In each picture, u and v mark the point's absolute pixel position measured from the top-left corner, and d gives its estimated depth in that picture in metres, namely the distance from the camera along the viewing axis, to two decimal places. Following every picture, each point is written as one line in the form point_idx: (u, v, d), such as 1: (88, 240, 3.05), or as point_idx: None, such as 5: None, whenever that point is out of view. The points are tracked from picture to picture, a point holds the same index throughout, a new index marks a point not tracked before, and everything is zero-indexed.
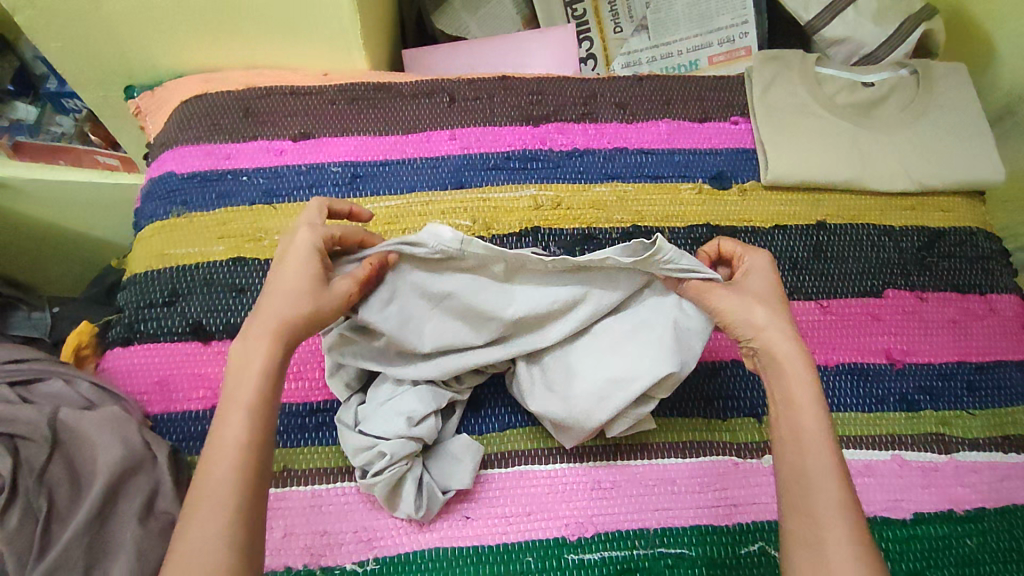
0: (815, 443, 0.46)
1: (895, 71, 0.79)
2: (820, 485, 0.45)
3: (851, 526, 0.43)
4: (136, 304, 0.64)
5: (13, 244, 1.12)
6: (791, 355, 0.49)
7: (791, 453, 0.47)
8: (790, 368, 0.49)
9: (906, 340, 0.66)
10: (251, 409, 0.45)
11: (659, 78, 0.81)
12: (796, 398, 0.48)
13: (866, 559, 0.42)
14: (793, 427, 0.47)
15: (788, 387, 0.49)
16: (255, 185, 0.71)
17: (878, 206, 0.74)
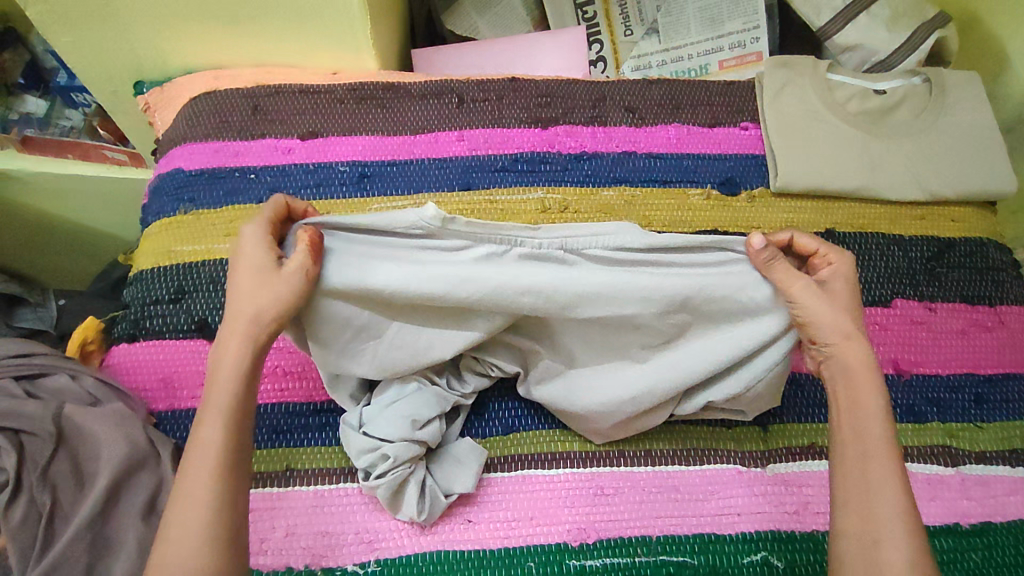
0: (879, 448, 0.48)
1: (907, 80, 0.78)
2: (880, 488, 0.47)
3: (907, 529, 0.46)
4: (142, 300, 0.64)
5: (19, 236, 1.12)
6: (865, 364, 0.50)
7: (853, 466, 0.48)
8: (862, 379, 0.50)
9: (914, 351, 0.66)
10: (225, 414, 0.46)
11: (669, 83, 0.80)
12: (865, 411, 0.50)
13: (918, 563, 0.45)
14: (858, 430, 0.49)
15: (856, 398, 0.50)
16: (263, 184, 0.71)
17: (888, 215, 0.73)
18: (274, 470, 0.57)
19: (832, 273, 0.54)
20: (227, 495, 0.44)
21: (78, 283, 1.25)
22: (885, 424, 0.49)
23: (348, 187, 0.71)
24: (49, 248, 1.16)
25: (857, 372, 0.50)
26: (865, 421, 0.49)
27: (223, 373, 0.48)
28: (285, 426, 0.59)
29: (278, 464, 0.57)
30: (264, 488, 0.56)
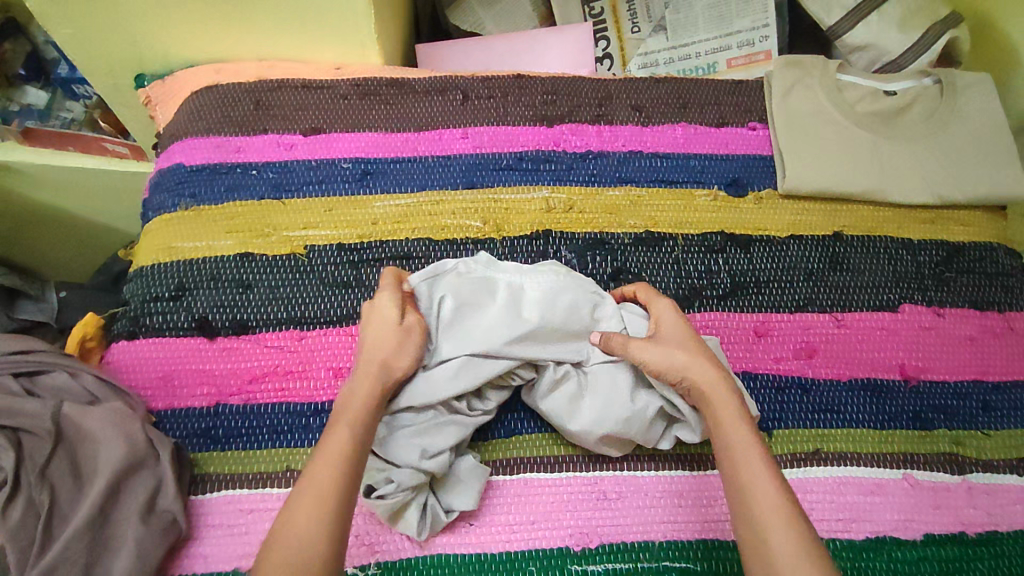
0: (748, 457, 0.48)
1: (918, 80, 0.77)
2: (761, 495, 0.46)
3: (795, 531, 0.44)
4: (142, 297, 0.64)
5: (20, 228, 1.12)
6: (713, 382, 0.52)
7: (732, 477, 0.48)
8: (717, 398, 0.52)
9: (921, 357, 0.65)
10: (356, 425, 0.49)
11: (676, 81, 0.79)
12: (727, 420, 0.50)
13: (811, 564, 0.42)
14: (726, 445, 0.49)
15: (717, 411, 0.51)
16: (264, 180, 0.70)
17: (897, 218, 0.72)
18: (278, 470, 0.57)
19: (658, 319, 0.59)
20: (340, 501, 0.45)
21: (78, 276, 1.24)
22: (747, 432, 0.49)
23: (350, 184, 0.70)
24: (48, 240, 1.15)
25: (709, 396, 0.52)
26: (726, 435, 0.50)
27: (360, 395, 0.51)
28: (286, 426, 0.59)
29: (279, 465, 0.57)
30: (263, 490, 0.56)
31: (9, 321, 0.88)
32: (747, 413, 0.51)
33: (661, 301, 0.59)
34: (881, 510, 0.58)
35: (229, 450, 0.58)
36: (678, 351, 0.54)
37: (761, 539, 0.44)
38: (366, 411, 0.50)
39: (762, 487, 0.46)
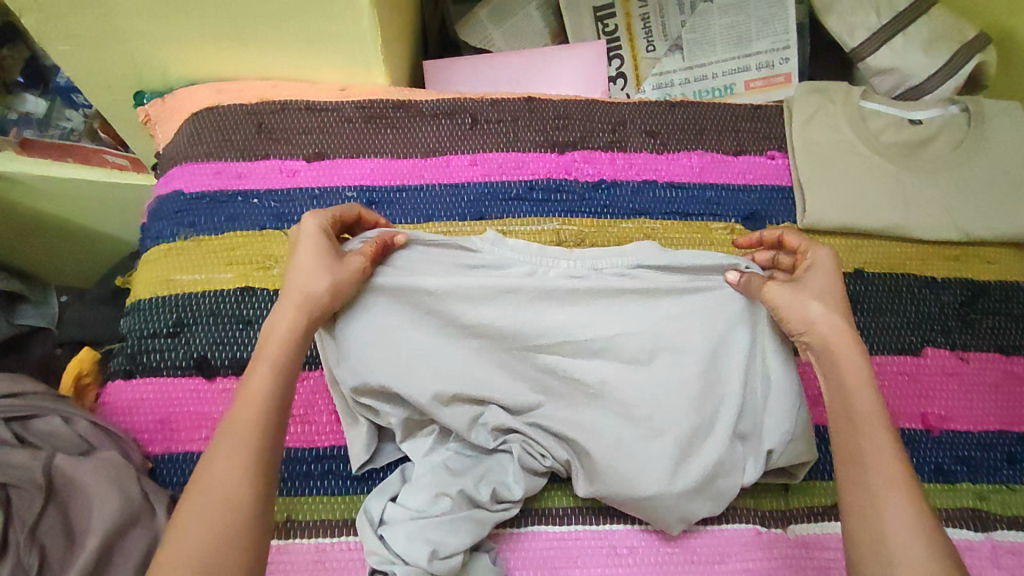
0: (868, 418, 0.47)
1: (944, 109, 0.74)
2: (874, 459, 0.46)
3: (904, 500, 0.44)
4: (139, 334, 0.62)
5: (19, 238, 1.10)
6: (847, 347, 0.50)
7: (844, 437, 0.48)
8: (847, 359, 0.50)
9: (944, 405, 0.63)
10: (276, 366, 0.48)
11: (693, 106, 0.76)
12: (851, 382, 0.49)
13: (921, 536, 0.42)
14: (846, 405, 0.48)
15: (844, 372, 0.49)
16: (266, 209, 0.68)
17: (920, 255, 0.70)
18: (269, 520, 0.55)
19: (813, 266, 0.54)
20: (266, 442, 0.46)
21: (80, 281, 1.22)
22: (871, 394, 0.48)
23: None
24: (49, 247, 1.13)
25: (839, 358, 0.50)
26: (854, 396, 0.49)
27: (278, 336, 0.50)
28: (285, 473, 0.57)
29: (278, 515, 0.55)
30: (313, 538, 0.55)
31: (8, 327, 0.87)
32: (871, 375, 0.49)
33: (821, 247, 0.55)
34: None
35: None
36: (814, 303, 0.52)
37: (872, 493, 0.45)
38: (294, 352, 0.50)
39: (884, 448, 0.46)
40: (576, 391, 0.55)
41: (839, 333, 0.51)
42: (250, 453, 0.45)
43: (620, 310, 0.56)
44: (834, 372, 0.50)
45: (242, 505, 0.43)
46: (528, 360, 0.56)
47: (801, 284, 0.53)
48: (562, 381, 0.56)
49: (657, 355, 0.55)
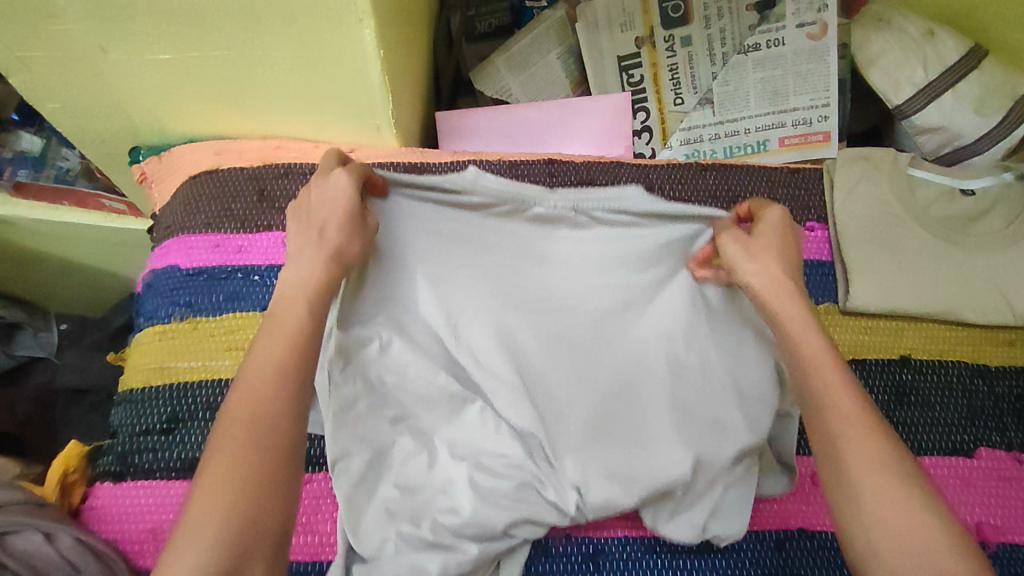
0: (842, 397, 0.43)
1: (997, 176, 0.69)
2: (855, 443, 0.41)
3: (907, 491, 0.39)
4: (131, 429, 0.57)
5: (17, 278, 1.07)
6: (805, 325, 0.47)
7: (817, 420, 0.43)
8: (791, 319, 0.47)
9: (1001, 515, 0.58)
10: (308, 309, 0.45)
11: (725, 169, 0.71)
12: (817, 362, 0.45)
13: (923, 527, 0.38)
14: (817, 384, 0.44)
15: (807, 348, 0.46)
16: (267, 287, 0.63)
17: (972, 341, 0.65)
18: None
19: (765, 226, 0.52)
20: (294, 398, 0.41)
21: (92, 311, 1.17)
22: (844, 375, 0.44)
23: None
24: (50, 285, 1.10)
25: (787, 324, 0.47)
26: (805, 367, 0.45)
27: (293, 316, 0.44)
28: None
29: None
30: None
31: (6, 357, 0.89)
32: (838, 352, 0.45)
33: (772, 208, 0.52)
34: None
35: None
36: (774, 266, 0.49)
37: (846, 470, 0.41)
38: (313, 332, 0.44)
39: (843, 403, 0.42)
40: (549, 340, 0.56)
41: (775, 286, 0.49)
42: (285, 399, 0.40)
43: (592, 274, 0.57)
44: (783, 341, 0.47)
45: (268, 491, 0.38)
46: (510, 303, 0.56)
47: (755, 242, 0.51)
48: (562, 357, 0.55)
49: (631, 309, 0.57)
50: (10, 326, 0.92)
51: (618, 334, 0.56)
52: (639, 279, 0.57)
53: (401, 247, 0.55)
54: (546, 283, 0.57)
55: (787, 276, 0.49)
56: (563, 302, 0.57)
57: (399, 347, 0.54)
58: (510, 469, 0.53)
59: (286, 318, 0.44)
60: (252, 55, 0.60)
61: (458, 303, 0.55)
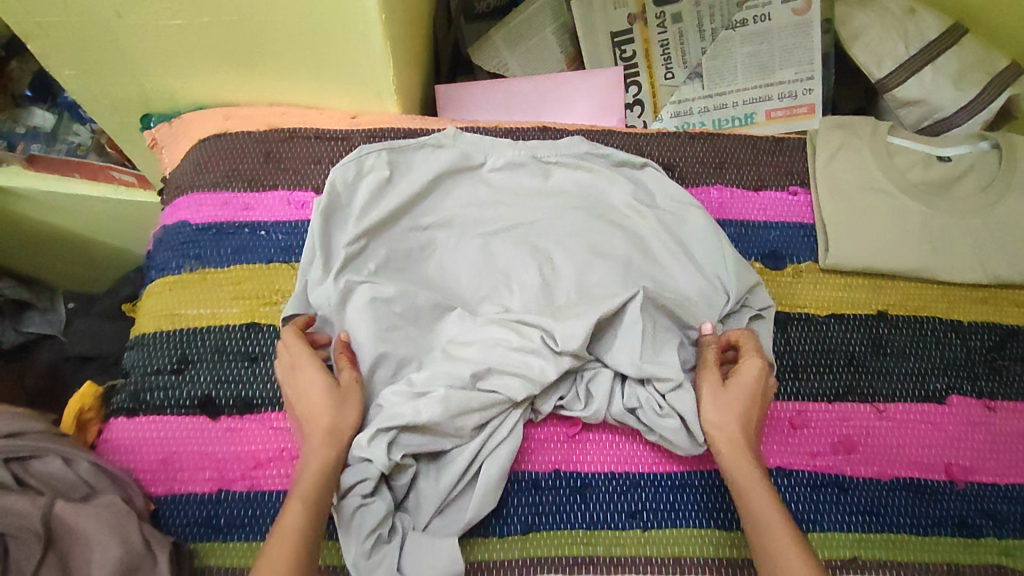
0: (773, 524, 0.51)
1: (974, 145, 0.72)
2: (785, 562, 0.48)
3: None
4: (143, 370, 0.60)
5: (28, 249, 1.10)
6: (752, 471, 0.54)
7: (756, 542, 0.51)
8: (745, 472, 0.54)
9: (970, 456, 0.61)
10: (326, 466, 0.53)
11: (712, 137, 0.74)
12: (755, 494, 0.53)
13: None
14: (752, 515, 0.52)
15: (746, 486, 0.53)
16: (273, 242, 0.66)
17: (947, 297, 0.68)
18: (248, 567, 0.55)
19: (741, 371, 0.58)
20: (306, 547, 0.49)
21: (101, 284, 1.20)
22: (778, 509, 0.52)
23: None
24: (63, 258, 1.13)
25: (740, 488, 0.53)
26: (764, 529, 0.51)
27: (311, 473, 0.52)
28: None
29: None
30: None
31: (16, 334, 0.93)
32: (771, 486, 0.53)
33: (754, 355, 0.59)
34: None
35: (232, 542, 0.55)
36: (719, 411, 0.56)
37: None
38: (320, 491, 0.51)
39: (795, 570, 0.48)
40: (520, 259, 0.65)
41: (732, 446, 0.55)
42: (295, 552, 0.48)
43: (552, 207, 0.69)
44: (746, 502, 0.53)
45: None
46: (486, 231, 0.67)
47: (725, 391, 0.57)
48: (528, 274, 0.65)
49: (589, 234, 0.67)
50: (20, 304, 0.96)
51: (588, 255, 0.66)
52: (592, 210, 0.69)
53: (400, 188, 0.66)
54: (528, 219, 0.68)
55: (744, 437, 0.55)
56: (541, 236, 0.67)
57: (406, 262, 0.65)
58: (492, 351, 0.59)
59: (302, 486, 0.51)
60: (260, 22, 0.63)
61: (454, 233, 0.67)
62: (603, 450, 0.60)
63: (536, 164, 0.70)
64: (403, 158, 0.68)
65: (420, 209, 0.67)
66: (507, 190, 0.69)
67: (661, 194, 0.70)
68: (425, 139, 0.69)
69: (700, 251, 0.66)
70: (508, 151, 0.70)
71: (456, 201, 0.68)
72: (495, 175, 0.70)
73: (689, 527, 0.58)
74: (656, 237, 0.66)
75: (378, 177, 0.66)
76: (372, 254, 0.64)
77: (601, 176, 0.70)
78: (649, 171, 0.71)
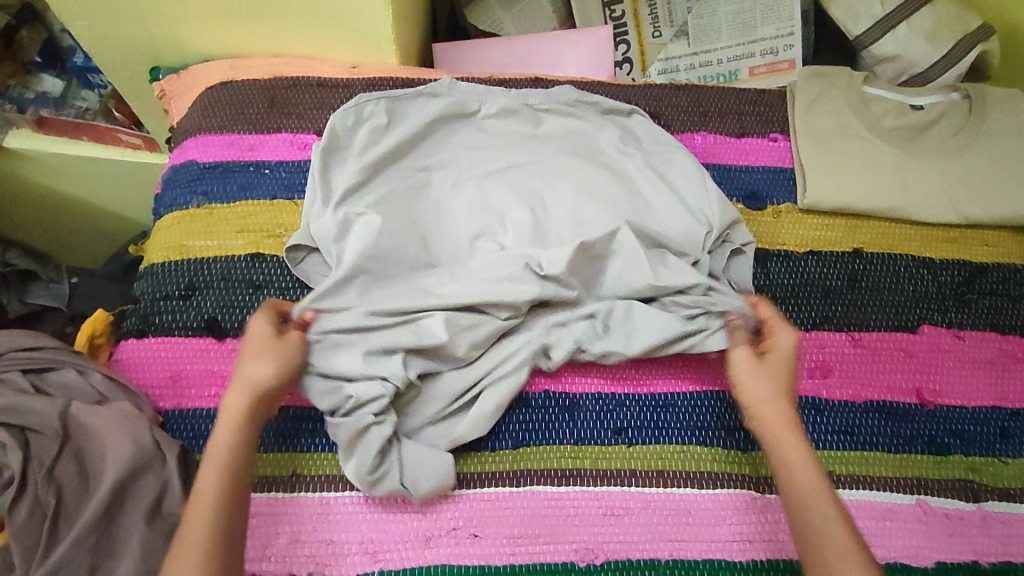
0: (814, 493, 0.50)
1: (946, 95, 0.75)
2: (826, 533, 0.48)
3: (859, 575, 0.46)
4: (152, 295, 0.64)
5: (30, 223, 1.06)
6: (795, 440, 0.54)
7: (795, 514, 0.51)
8: (788, 442, 0.54)
9: (939, 380, 0.64)
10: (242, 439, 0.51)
11: (697, 89, 0.78)
12: (795, 463, 0.52)
13: None
14: (791, 485, 0.52)
15: (786, 456, 0.53)
16: (277, 179, 0.69)
17: (918, 236, 0.71)
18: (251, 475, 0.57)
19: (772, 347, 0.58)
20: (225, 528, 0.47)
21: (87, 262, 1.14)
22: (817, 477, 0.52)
23: None
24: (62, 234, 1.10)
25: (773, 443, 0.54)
26: (805, 501, 0.50)
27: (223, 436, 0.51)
28: (292, 430, 0.59)
29: (286, 470, 0.57)
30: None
31: (21, 305, 0.91)
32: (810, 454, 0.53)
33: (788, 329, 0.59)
34: (894, 536, 0.57)
35: None
36: (768, 386, 0.56)
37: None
38: (240, 447, 0.51)
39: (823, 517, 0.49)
40: (515, 195, 0.68)
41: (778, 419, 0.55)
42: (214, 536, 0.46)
43: (546, 149, 0.71)
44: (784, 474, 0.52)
45: None
46: (482, 170, 0.69)
47: (766, 367, 0.57)
48: (523, 208, 0.67)
49: (582, 173, 0.69)
50: (25, 274, 0.94)
51: (579, 192, 0.68)
52: (585, 152, 0.71)
53: (399, 128, 0.69)
54: (523, 160, 0.70)
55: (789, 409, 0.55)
56: (534, 176, 0.69)
57: (404, 199, 0.66)
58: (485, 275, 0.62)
59: (219, 442, 0.50)
60: None
61: (450, 171, 0.69)
62: (590, 372, 0.63)
63: (530, 111, 0.73)
64: (402, 103, 0.70)
65: (418, 150, 0.69)
66: (501, 134, 0.72)
67: (648, 140, 0.73)
68: (424, 88, 0.71)
69: (687, 189, 0.69)
70: (503, 98, 0.73)
71: (452, 143, 0.71)
72: (491, 121, 0.72)
73: (672, 444, 0.61)
74: (644, 176, 0.69)
75: (377, 120, 0.68)
76: (371, 190, 0.66)
77: (592, 122, 0.73)
78: (636, 117, 0.74)
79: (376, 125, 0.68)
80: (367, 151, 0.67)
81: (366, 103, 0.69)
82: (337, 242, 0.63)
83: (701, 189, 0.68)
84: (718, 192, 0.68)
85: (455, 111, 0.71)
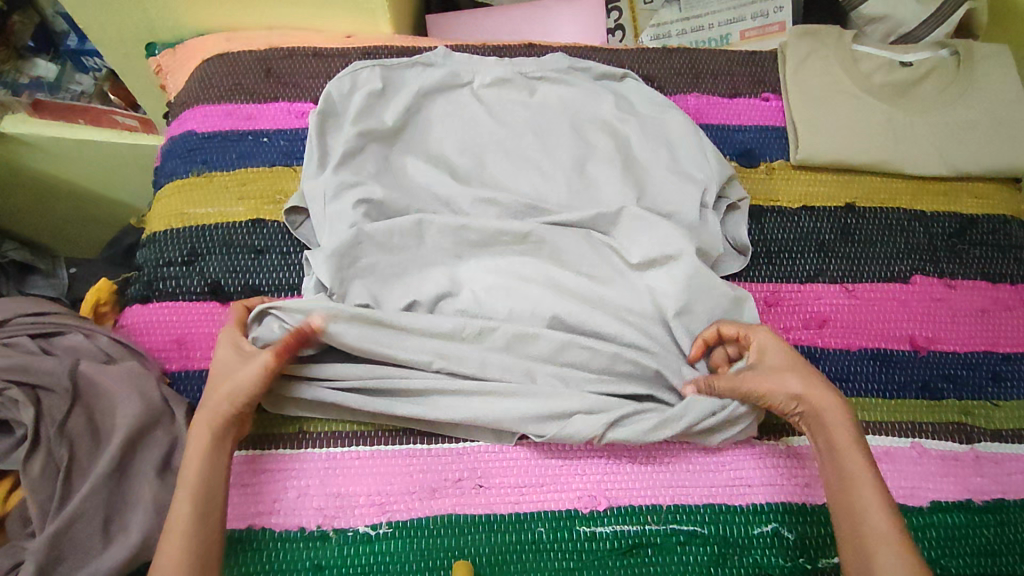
0: (863, 484, 0.50)
1: (935, 52, 0.76)
2: (873, 528, 0.48)
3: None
4: (155, 263, 0.64)
5: (24, 213, 1.04)
6: (836, 416, 0.54)
7: (844, 510, 0.50)
8: (834, 424, 0.53)
9: (931, 328, 0.66)
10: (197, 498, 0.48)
11: (689, 52, 0.79)
12: (845, 452, 0.52)
13: None
14: (840, 474, 0.51)
15: (835, 442, 0.53)
16: (276, 147, 0.70)
17: (909, 191, 0.72)
18: (259, 433, 0.58)
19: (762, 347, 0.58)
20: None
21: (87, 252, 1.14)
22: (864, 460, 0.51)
23: None
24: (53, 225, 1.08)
25: (826, 419, 0.54)
26: (854, 486, 0.50)
27: (186, 495, 0.48)
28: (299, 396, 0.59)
29: (291, 427, 0.59)
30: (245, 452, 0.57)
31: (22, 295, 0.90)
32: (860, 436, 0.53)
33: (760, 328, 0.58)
34: (889, 477, 0.59)
35: None
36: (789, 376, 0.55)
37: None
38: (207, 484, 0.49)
39: (875, 515, 0.49)
40: (512, 159, 0.68)
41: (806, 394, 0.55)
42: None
43: (540, 113, 0.71)
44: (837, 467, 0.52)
45: None
46: (477, 134, 0.69)
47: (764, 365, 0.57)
48: (521, 172, 0.67)
49: (577, 136, 0.70)
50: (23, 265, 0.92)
51: (575, 155, 0.68)
52: (580, 113, 0.71)
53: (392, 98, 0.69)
54: (516, 124, 0.70)
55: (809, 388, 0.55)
56: (528, 143, 0.69)
57: (398, 167, 0.67)
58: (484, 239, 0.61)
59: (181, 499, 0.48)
60: None
61: (445, 137, 0.69)
62: None
63: (523, 77, 0.73)
64: (394, 74, 0.70)
65: (411, 116, 0.69)
66: (494, 100, 0.72)
67: (641, 103, 0.73)
68: (416, 58, 0.72)
69: (681, 149, 0.69)
70: (495, 66, 0.73)
71: (444, 107, 0.71)
72: (483, 87, 0.72)
73: None
74: (638, 138, 0.70)
75: (369, 88, 0.68)
76: (366, 157, 0.66)
77: (585, 86, 0.73)
78: (628, 80, 0.75)
79: (367, 92, 0.68)
80: (362, 119, 0.67)
81: (356, 73, 0.69)
82: (332, 207, 0.62)
83: (694, 149, 0.69)
84: (712, 151, 0.68)
85: (446, 79, 0.71)
